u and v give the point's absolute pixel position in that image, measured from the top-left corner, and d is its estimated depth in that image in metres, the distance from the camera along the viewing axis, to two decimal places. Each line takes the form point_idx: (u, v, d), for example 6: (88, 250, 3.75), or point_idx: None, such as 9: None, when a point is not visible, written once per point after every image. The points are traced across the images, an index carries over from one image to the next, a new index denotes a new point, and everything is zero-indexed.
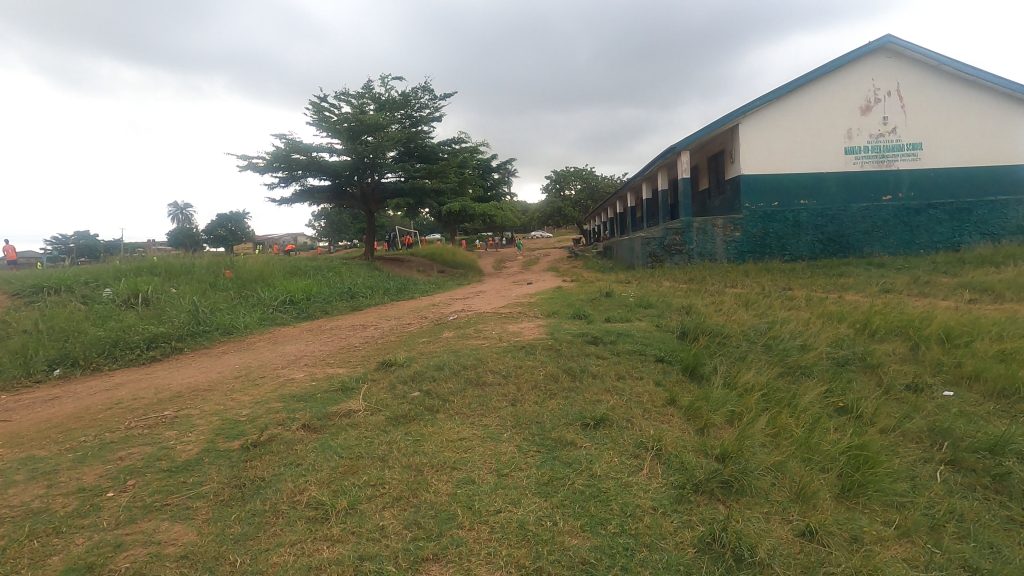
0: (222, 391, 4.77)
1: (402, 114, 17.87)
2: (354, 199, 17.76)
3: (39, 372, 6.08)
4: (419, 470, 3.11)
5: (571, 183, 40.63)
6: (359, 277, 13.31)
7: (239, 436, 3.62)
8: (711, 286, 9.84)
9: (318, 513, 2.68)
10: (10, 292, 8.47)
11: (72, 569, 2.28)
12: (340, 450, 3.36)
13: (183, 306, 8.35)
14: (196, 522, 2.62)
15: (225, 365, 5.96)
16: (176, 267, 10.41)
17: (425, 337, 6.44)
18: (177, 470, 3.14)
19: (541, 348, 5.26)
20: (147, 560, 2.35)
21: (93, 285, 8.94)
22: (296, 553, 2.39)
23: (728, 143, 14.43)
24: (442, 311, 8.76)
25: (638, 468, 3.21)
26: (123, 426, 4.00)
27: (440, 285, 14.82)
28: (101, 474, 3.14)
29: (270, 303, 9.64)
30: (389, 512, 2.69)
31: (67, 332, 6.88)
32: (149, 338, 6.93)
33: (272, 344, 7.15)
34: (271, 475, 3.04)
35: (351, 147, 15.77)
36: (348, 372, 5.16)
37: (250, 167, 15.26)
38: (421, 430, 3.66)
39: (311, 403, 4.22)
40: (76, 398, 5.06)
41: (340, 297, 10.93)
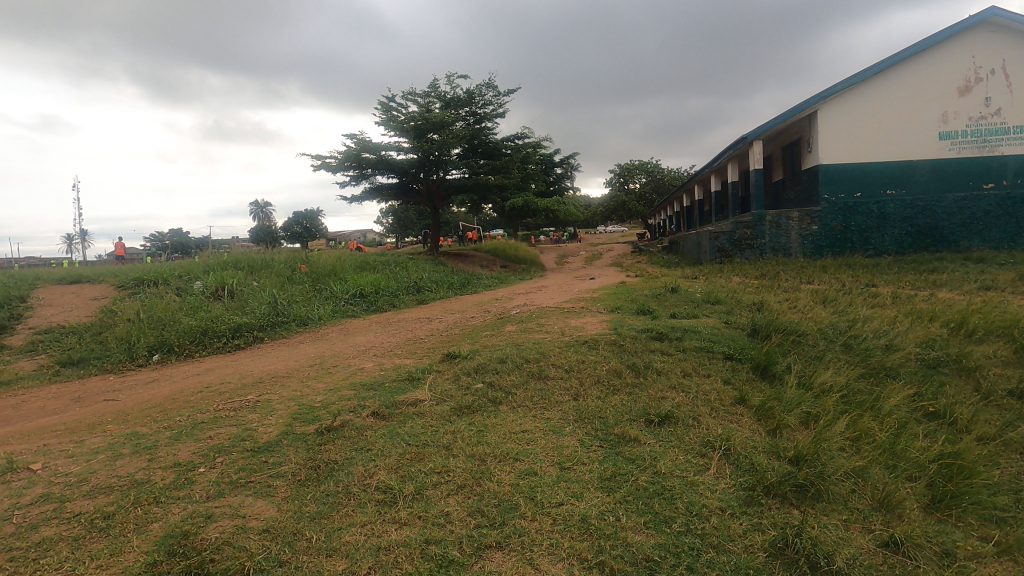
0: (299, 378, 5.07)
1: (466, 111, 18.14)
2: (420, 195, 18.26)
3: (141, 356, 6.69)
4: (483, 460, 3.16)
5: (636, 176, 39.73)
6: (424, 271, 13.67)
7: (314, 421, 3.82)
8: (785, 282, 9.37)
9: (387, 496, 2.79)
10: (117, 284, 9.36)
11: (170, 535, 2.48)
12: (407, 438, 3.48)
13: (264, 299, 8.90)
14: (276, 499, 2.80)
15: (301, 354, 6.31)
16: (257, 263, 11.11)
17: (488, 330, 6.55)
18: (259, 450, 3.36)
19: (604, 342, 5.22)
20: (234, 531, 2.52)
21: (185, 279, 9.70)
22: (367, 533, 2.50)
23: (804, 131, 13.63)
24: (505, 306, 8.85)
25: (704, 467, 3.12)
26: (211, 407, 4.33)
27: (503, 280, 14.97)
28: (193, 451, 3.42)
29: (342, 296, 10.09)
30: (454, 499, 2.77)
31: (164, 320, 7.51)
32: (234, 328, 7.45)
33: (344, 335, 7.49)
34: (344, 459, 3.19)
35: (417, 145, 16.19)
36: (414, 363, 5.33)
37: (323, 166, 16.06)
38: (484, 421, 3.73)
39: (380, 391, 4.41)
40: (172, 382, 5.53)
41: (407, 291, 11.28)
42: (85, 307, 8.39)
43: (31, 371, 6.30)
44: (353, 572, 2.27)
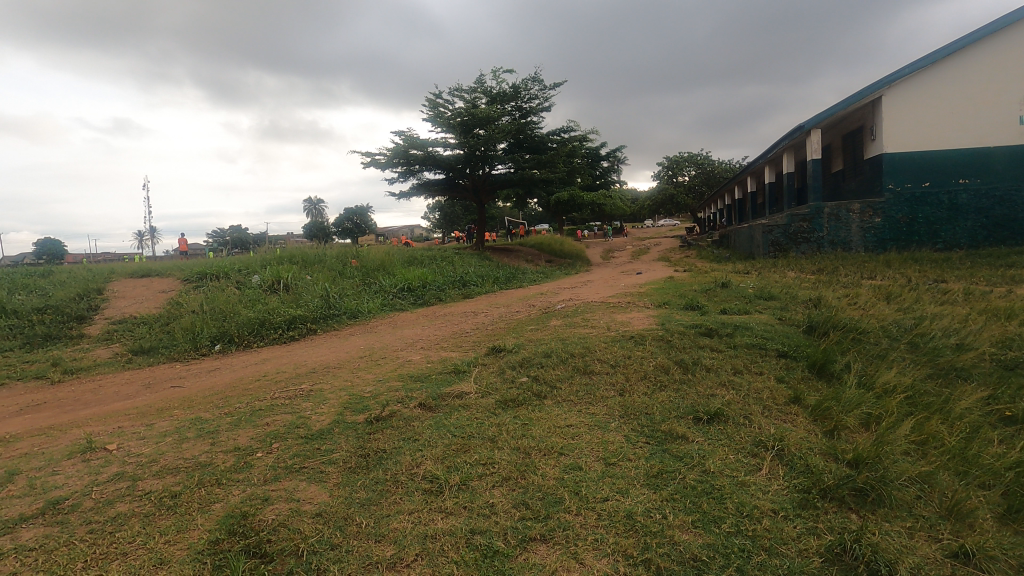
0: (349, 369, 5.23)
1: (512, 106, 18.15)
2: (466, 190, 18.44)
3: (204, 345, 7.07)
4: (527, 453, 3.18)
5: (685, 168, 38.77)
6: (470, 266, 13.79)
7: (364, 411, 3.94)
8: (845, 277, 8.93)
9: (433, 486, 2.85)
10: (183, 278, 9.90)
11: (231, 515, 2.62)
12: (452, 429, 3.54)
13: (317, 292, 9.21)
14: (328, 485, 2.90)
15: (352, 346, 6.51)
16: (311, 258, 11.53)
17: (533, 324, 6.55)
18: (312, 438, 3.49)
19: (651, 338, 5.13)
20: (289, 514, 2.63)
21: (244, 272, 10.17)
22: (414, 521, 2.56)
23: (867, 118, 12.92)
24: (550, 300, 8.84)
25: (756, 467, 3.02)
26: (267, 396, 4.53)
27: (548, 274, 14.94)
28: (251, 436, 3.59)
29: (390, 290, 10.32)
30: (498, 491, 2.79)
31: (225, 312, 7.90)
32: (289, 319, 7.76)
33: (392, 328, 7.68)
34: (392, 448, 3.28)
35: (464, 141, 16.34)
36: (460, 356, 5.40)
37: (372, 163, 16.47)
38: (529, 415, 3.74)
39: (427, 383, 4.50)
40: (231, 370, 5.82)
41: (453, 285, 11.43)
42: (155, 299, 8.93)
43: (107, 358, 6.75)
44: (401, 557, 2.32)
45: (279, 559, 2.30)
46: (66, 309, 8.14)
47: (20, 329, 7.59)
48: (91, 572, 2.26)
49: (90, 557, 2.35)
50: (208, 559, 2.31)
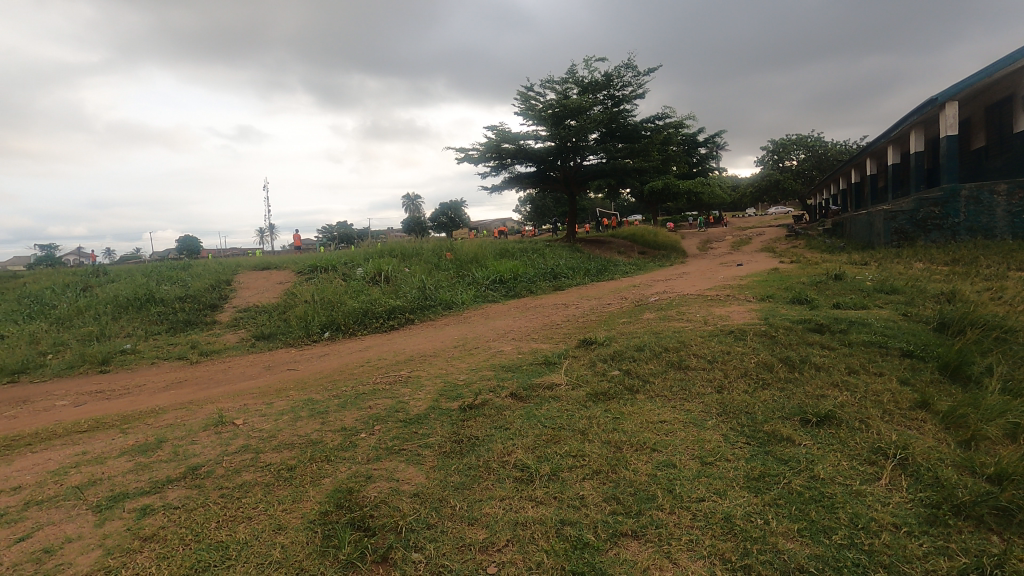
0: (445, 358, 5.45)
1: (604, 95, 17.80)
2: (557, 182, 18.41)
3: (316, 332, 7.66)
4: (619, 447, 3.13)
5: (793, 152, 36.07)
6: (561, 258, 13.77)
7: (458, 398, 4.08)
8: (987, 268, 7.86)
9: (524, 474, 2.89)
10: (297, 271, 10.79)
11: (339, 489, 2.82)
12: (543, 420, 3.56)
13: (414, 284, 9.66)
14: (424, 467, 3.04)
15: (446, 336, 6.76)
16: (409, 251, 12.09)
17: (625, 317, 6.42)
18: (411, 422, 3.67)
19: (753, 333, 4.84)
20: (389, 492, 2.78)
21: (349, 265, 10.88)
22: (505, 507, 2.62)
23: (1018, 86, 11.24)
24: (643, 292, 8.61)
25: (874, 477, 2.76)
26: (371, 380, 4.83)
27: (640, 266, 14.55)
28: (356, 417, 3.85)
29: (483, 282, 10.57)
30: (588, 483, 2.78)
31: (333, 302, 8.51)
32: (390, 310, 8.21)
33: (485, 319, 7.87)
34: (485, 436, 3.37)
35: (555, 133, 16.29)
36: (550, 347, 5.42)
37: (466, 159, 16.92)
38: (621, 409, 3.67)
39: (519, 373, 4.58)
40: (338, 356, 6.27)
41: (543, 278, 11.47)
42: (274, 290, 9.80)
43: (235, 342, 7.53)
44: (493, 542, 2.38)
45: (381, 533, 2.44)
46: (202, 299, 9.16)
47: (166, 315, 8.66)
48: (223, 530, 2.53)
49: (222, 518, 2.64)
50: (319, 528, 2.50)
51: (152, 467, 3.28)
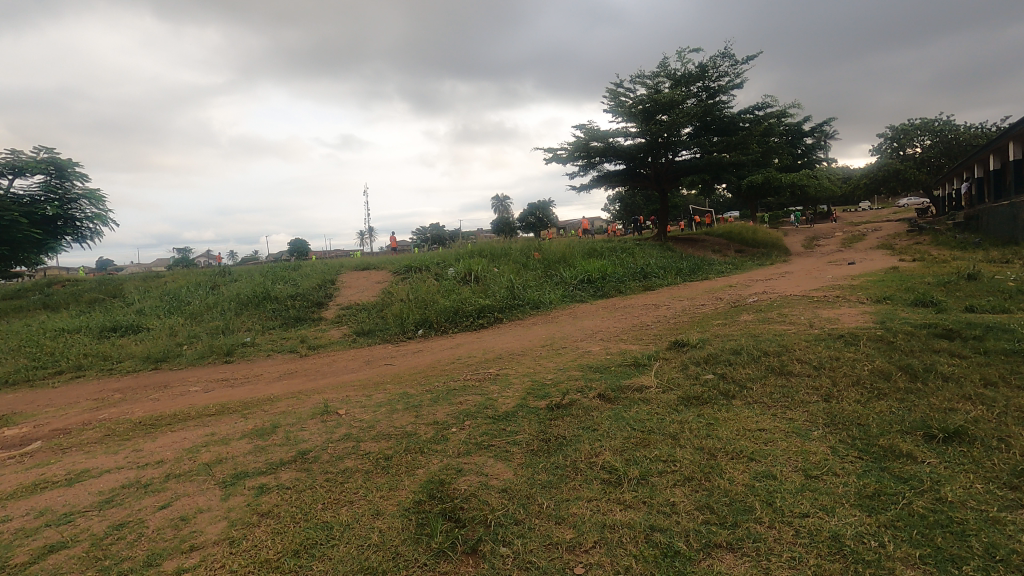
0: (532, 357, 5.51)
1: (698, 87, 17.07)
2: (648, 179, 17.94)
3: (410, 330, 8.02)
4: (712, 454, 3.00)
5: (916, 138, 32.56)
6: (651, 258, 13.39)
7: (546, 397, 4.11)
8: None
9: (612, 477, 2.86)
10: (394, 271, 11.37)
11: (431, 480, 2.95)
12: (632, 422, 3.50)
13: (503, 284, 9.83)
14: (512, 464, 3.10)
15: (534, 335, 6.82)
16: (498, 252, 12.33)
17: (721, 319, 6.13)
18: (499, 419, 3.75)
19: (866, 337, 4.44)
20: (479, 486, 2.86)
21: (442, 266, 11.29)
22: (592, 509, 2.60)
23: None
24: (741, 293, 8.16)
25: (1016, 504, 2.42)
26: (461, 377, 5.00)
27: (737, 265, 13.79)
28: (447, 412, 3.99)
29: (571, 281, 10.54)
30: (679, 490, 2.69)
31: (426, 301, 8.87)
32: (480, 309, 8.42)
33: (573, 319, 7.85)
34: (572, 436, 3.36)
35: (645, 129, 15.87)
36: (640, 349, 5.30)
37: (554, 159, 16.98)
38: (715, 414, 3.52)
39: (607, 374, 4.52)
40: (431, 353, 6.53)
41: (633, 277, 11.22)
42: (373, 289, 10.41)
43: (339, 338, 8.07)
44: (580, 542, 2.38)
45: (471, 526, 2.52)
46: (310, 297, 9.92)
47: (279, 311, 9.47)
48: (329, 511, 2.74)
49: (327, 500, 2.85)
50: (413, 516, 2.63)
51: (267, 449, 3.60)
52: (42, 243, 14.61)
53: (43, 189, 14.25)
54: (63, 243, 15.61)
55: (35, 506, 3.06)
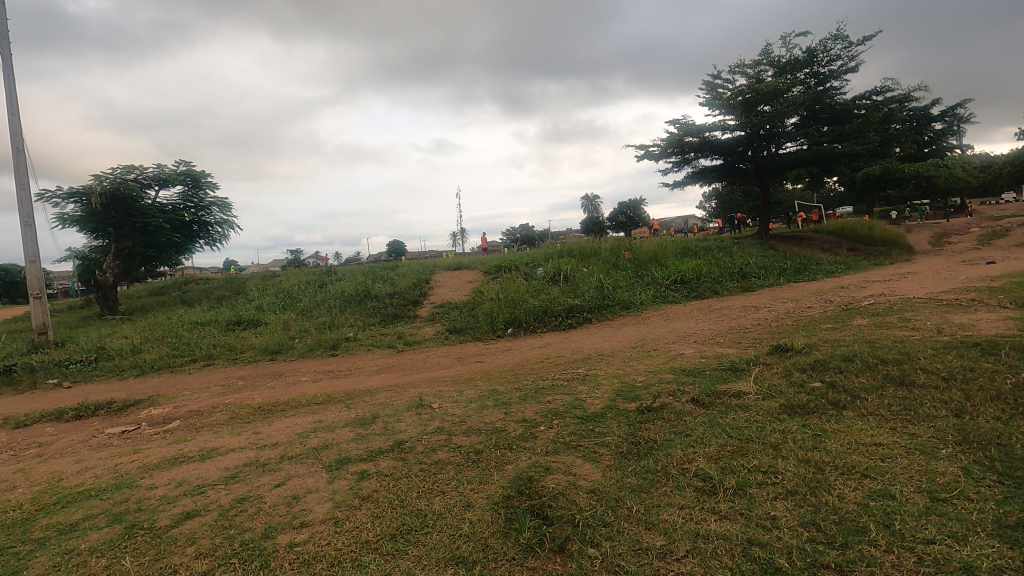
0: (622, 358, 5.40)
1: (806, 73, 15.88)
2: (748, 174, 16.98)
3: (500, 328, 8.17)
4: (820, 468, 2.79)
5: None
6: (751, 257, 12.63)
7: (635, 399, 4.02)
8: None
9: (706, 485, 2.74)
10: (484, 271, 11.67)
11: (520, 477, 2.99)
12: (729, 430, 3.33)
13: (593, 284, 9.73)
14: (601, 465, 3.06)
15: (624, 336, 6.70)
16: (587, 251, 12.24)
17: (830, 323, 5.66)
18: (588, 419, 3.73)
19: (1008, 346, 3.91)
20: (567, 485, 2.86)
21: (531, 265, 11.40)
22: (685, 517, 2.51)
23: None
24: (854, 295, 7.48)
25: None
26: (550, 376, 5.02)
27: (850, 265, 12.64)
28: (536, 410, 4.04)
29: (663, 282, 10.22)
30: (782, 504, 2.52)
31: (515, 300, 8.99)
32: (569, 309, 8.40)
33: (665, 320, 7.60)
34: (663, 440, 3.27)
35: (745, 121, 15.02)
36: (738, 353, 5.03)
37: (646, 156, 16.57)
38: (822, 425, 3.26)
39: (701, 378, 4.34)
40: (520, 351, 6.62)
41: (731, 278, 10.65)
42: (464, 288, 10.73)
43: (433, 335, 8.39)
44: (671, 550, 2.30)
45: (559, 524, 2.53)
46: (406, 296, 10.42)
47: (379, 308, 10.03)
48: (422, 500, 2.86)
49: (421, 489, 2.98)
50: (502, 510, 2.68)
51: (368, 438, 3.84)
52: (181, 246, 16.54)
53: (182, 199, 16.09)
54: (198, 246, 17.56)
55: (175, 477, 3.48)
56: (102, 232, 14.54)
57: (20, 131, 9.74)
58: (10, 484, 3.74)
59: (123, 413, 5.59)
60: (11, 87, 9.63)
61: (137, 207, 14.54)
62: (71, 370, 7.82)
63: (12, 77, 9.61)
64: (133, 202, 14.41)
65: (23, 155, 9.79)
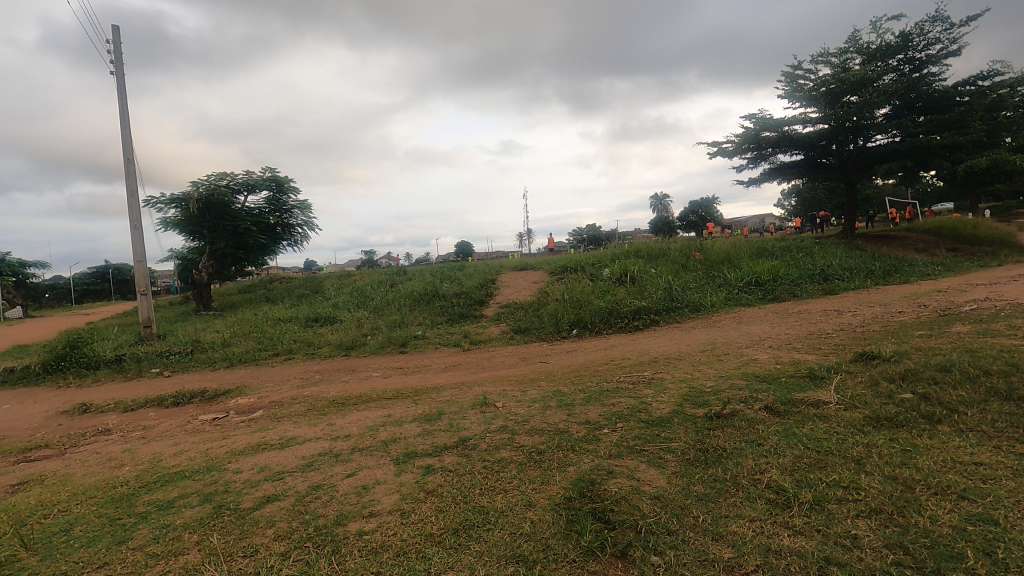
0: (691, 362, 5.23)
1: (899, 60, 14.72)
2: (832, 170, 15.95)
3: (565, 329, 8.13)
4: (909, 486, 2.58)
5: None
6: (834, 258, 11.85)
7: (704, 405, 3.88)
8: None
9: (779, 498, 2.60)
10: (550, 271, 11.67)
11: (582, 479, 2.97)
12: (806, 441, 3.14)
13: (661, 285, 9.48)
14: (666, 471, 2.98)
15: (693, 339, 6.48)
16: (656, 252, 11.94)
17: (924, 329, 5.20)
18: (653, 424, 3.64)
19: None
20: (630, 490, 2.81)
21: (597, 266, 11.27)
22: (755, 530, 2.40)
23: None
24: (954, 299, 6.85)
25: None
26: (614, 378, 4.94)
27: (950, 266, 11.56)
28: (599, 413, 3.98)
29: (736, 283, 9.80)
30: (864, 522, 2.36)
31: (581, 301, 8.91)
32: (635, 310, 8.24)
33: (738, 323, 7.27)
34: (733, 449, 3.13)
35: (829, 113, 14.11)
36: (817, 359, 4.74)
37: (720, 153, 15.96)
38: (913, 440, 3.01)
39: (776, 386, 4.11)
40: (585, 353, 6.56)
41: (811, 280, 10.05)
42: (529, 289, 10.78)
43: (498, 334, 8.48)
44: (740, 564, 2.21)
45: (621, 529, 2.49)
46: (473, 296, 10.60)
47: (446, 308, 10.26)
48: (485, 497, 2.90)
49: (483, 486, 3.02)
50: (563, 511, 2.67)
51: (434, 434, 3.94)
52: (267, 248, 17.71)
53: (268, 204, 17.21)
54: (281, 247, 18.70)
55: (258, 462, 3.73)
56: (199, 234, 15.80)
57: (132, 143, 10.78)
58: (119, 462, 4.15)
59: (214, 401, 6.06)
60: (124, 104, 10.69)
61: (229, 211, 15.69)
62: (171, 361, 8.57)
63: (126, 95, 10.65)
64: (225, 207, 15.55)
65: (133, 165, 10.83)
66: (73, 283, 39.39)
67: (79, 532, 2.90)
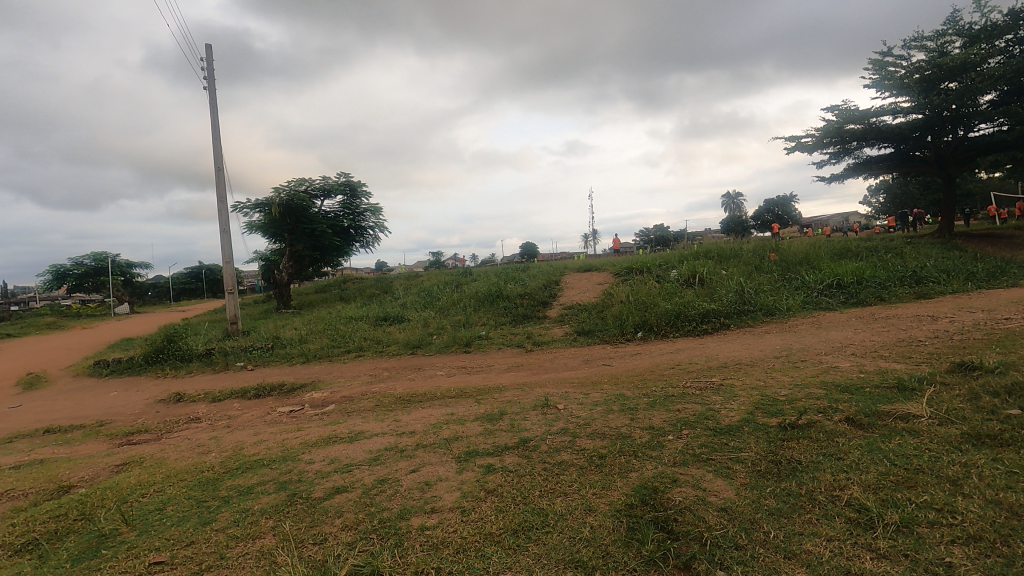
0: (763, 368, 4.97)
1: (1007, 40, 13.34)
2: (927, 163, 14.68)
3: (629, 331, 7.96)
4: (1014, 512, 2.31)
5: None
6: (929, 259, 10.89)
7: (777, 415, 3.67)
8: None
9: (862, 517, 2.41)
10: (615, 272, 11.49)
11: (645, 486, 2.89)
12: (892, 457, 2.90)
13: (732, 287, 9.09)
14: (735, 483, 2.84)
15: (766, 344, 6.16)
16: (728, 253, 11.47)
17: None
18: (721, 432, 3.49)
19: None
20: (695, 500, 2.70)
21: (664, 267, 10.96)
22: (833, 550, 2.24)
23: None
24: None
25: None
26: (680, 383, 4.78)
27: None
28: (664, 419, 3.86)
29: (815, 286, 9.24)
30: (961, 550, 2.14)
31: (646, 303, 8.70)
32: (704, 313, 7.95)
33: (817, 328, 6.84)
34: (810, 462, 2.94)
35: (924, 101, 13.01)
36: (907, 369, 4.37)
37: (798, 148, 15.10)
38: (1021, 462, 2.70)
39: (859, 396, 3.82)
40: (650, 356, 6.41)
41: (901, 282, 9.30)
42: (594, 290, 10.65)
43: (561, 336, 8.45)
44: None
45: (685, 540, 2.39)
46: (536, 297, 10.62)
47: (510, 308, 10.34)
48: (543, 499, 2.89)
49: (543, 488, 3.01)
50: (624, 519, 2.61)
51: (495, 434, 3.97)
52: (341, 249, 18.55)
53: (343, 207, 18.03)
54: (354, 249, 19.51)
55: (328, 454, 3.91)
56: (280, 236, 16.80)
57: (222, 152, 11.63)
58: (207, 448, 4.48)
59: (291, 395, 6.41)
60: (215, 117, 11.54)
61: (307, 215, 16.56)
62: (254, 355, 9.16)
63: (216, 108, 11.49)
64: (304, 211, 16.43)
65: (222, 173, 11.68)
66: (172, 282, 42.98)
67: (170, 511, 3.16)
